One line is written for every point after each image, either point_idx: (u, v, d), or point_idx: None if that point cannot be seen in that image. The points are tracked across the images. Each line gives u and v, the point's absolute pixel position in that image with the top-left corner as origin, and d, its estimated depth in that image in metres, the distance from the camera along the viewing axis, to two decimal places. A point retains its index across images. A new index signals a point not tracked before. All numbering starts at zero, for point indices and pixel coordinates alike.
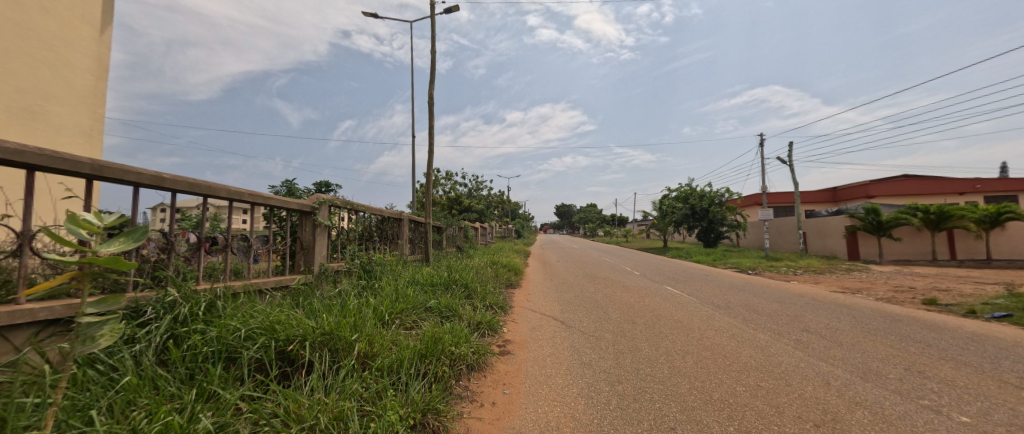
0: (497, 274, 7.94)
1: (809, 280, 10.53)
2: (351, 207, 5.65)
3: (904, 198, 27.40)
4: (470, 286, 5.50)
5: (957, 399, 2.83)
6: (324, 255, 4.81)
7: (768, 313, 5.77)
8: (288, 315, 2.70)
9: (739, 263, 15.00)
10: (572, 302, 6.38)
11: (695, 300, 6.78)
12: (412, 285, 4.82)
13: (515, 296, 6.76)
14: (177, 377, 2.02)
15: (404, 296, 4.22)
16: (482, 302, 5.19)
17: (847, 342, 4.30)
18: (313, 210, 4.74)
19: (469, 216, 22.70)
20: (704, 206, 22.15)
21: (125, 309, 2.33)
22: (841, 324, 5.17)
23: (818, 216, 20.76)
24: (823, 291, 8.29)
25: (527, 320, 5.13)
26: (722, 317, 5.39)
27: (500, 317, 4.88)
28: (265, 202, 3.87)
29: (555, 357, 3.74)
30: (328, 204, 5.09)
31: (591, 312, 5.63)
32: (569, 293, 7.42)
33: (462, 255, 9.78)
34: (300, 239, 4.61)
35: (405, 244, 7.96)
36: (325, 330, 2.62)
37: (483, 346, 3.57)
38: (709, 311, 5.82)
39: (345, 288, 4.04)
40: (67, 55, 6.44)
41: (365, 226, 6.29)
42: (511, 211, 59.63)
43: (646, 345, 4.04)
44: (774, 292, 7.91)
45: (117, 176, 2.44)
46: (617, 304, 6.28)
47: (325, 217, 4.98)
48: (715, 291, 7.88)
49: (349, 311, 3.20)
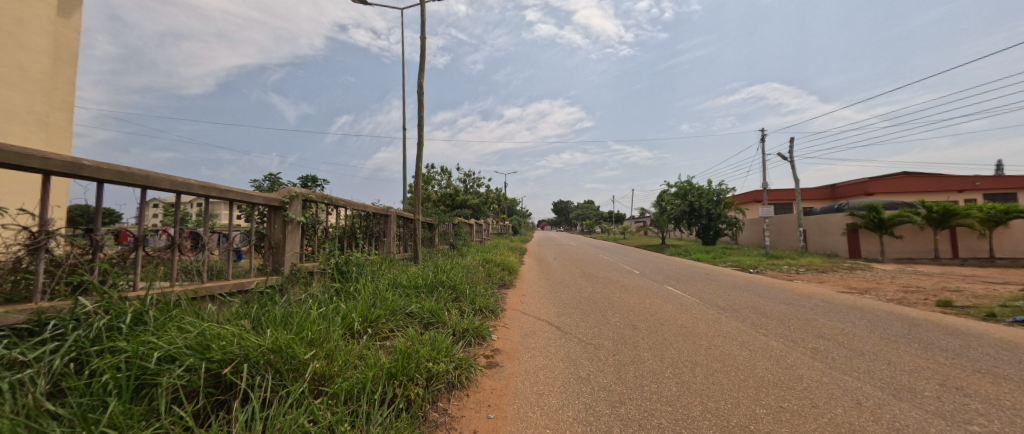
0: (489, 273, 7.52)
1: (813, 279, 10.18)
2: (330, 202, 5.17)
3: (904, 195, 27.18)
4: (458, 288, 5.08)
5: (1011, 425, 2.44)
6: (297, 254, 4.39)
7: (777, 316, 5.41)
8: (231, 329, 2.28)
9: (739, 261, 14.67)
10: (568, 305, 6.00)
11: (699, 301, 6.41)
12: (392, 287, 4.40)
13: (508, 298, 6.36)
14: (66, 415, 1.61)
15: (382, 301, 3.80)
16: (471, 306, 4.78)
17: (868, 351, 3.92)
18: (283, 204, 4.26)
19: (465, 212, 22.27)
20: (703, 203, 21.81)
21: (22, 324, 1.93)
22: (857, 329, 4.81)
23: (818, 213, 20.46)
24: (830, 291, 7.95)
25: (519, 326, 4.74)
26: (730, 322, 5.01)
27: (489, 323, 4.49)
28: (223, 196, 3.44)
29: (547, 370, 3.34)
30: (302, 198, 4.60)
31: (589, 316, 5.25)
32: (565, 293, 7.05)
33: (455, 254, 9.34)
34: (269, 236, 4.17)
35: (392, 242, 7.52)
36: (274, 347, 2.21)
37: (467, 359, 3.16)
38: (715, 314, 5.44)
39: (315, 292, 3.63)
40: (18, 35, 5.98)
41: (347, 223, 5.84)
42: (508, 208, 59.16)
43: (649, 355, 3.66)
44: (780, 292, 7.54)
45: (13, 162, 2.02)
46: (616, 306, 5.91)
47: (299, 212, 4.51)
48: (718, 291, 7.51)
49: (312, 321, 2.80)
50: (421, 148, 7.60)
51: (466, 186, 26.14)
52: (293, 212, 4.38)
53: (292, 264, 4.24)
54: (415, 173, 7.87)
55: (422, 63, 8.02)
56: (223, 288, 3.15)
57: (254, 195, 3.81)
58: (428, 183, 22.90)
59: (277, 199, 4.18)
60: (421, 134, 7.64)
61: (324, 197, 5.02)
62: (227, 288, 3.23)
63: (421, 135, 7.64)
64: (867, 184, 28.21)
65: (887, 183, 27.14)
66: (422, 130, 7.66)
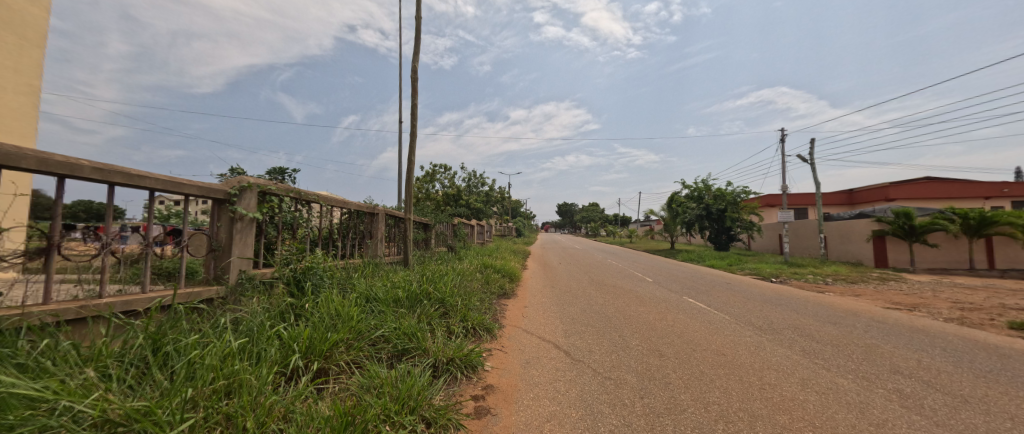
0: (487, 281, 6.66)
1: (847, 292, 9.18)
2: (297, 195, 4.34)
3: (927, 201, 25.92)
4: (447, 302, 4.24)
5: None
6: (249, 258, 3.59)
7: (829, 341, 4.51)
8: (61, 386, 1.45)
9: (758, 269, 13.67)
10: (577, 320, 5.16)
11: (728, 318, 5.54)
12: (364, 301, 3.59)
13: (508, 311, 5.54)
14: None
15: (346, 319, 3.02)
16: (461, 324, 3.96)
17: (972, 397, 3.02)
18: (230, 197, 3.41)
19: (467, 213, 21.53)
20: (717, 206, 20.84)
21: None
22: (937, 361, 3.89)
23: (839, 219, 19.39)
24: (873, 307, 7.02)
25: (519, 349, 3.90)
26: (777, 349, 4.12)
27: (481, 347, 3.65)
28: (133, 184, 2.60)
29: (556, 421, 2.47)
30: (260, 189, 3.77)
31: (604, 336, 4.40)
32: (574, 305, 6.20)
33: (451, 258, 8.48)
34: (213, 237, 3.37)
35: (380, 244, 6.70)
36: (124, 422, 1.38)
37: (445, 409, 2.31)
38: (753, 336, 4.57)
39: (258, 309, 2.86)
40: None
41: (322, 222, 5.03)
42: (512, 208, 58.17)
43: (689, 400, 2.80)
44: (819, 308, 6.60)
45: None
46: (633, 323, 5.05)
47: (254, 208, 3.69)
48: (747, 305, 6.63)
49: (227, 362, 1.99)
50: (413, 138, 6.79)
51: (468, 186, 25.26)
52: (245, 206, 3.55)
53: (240, 271, 3.45)
54: (407, 166, 7.05)
55: (416, 44, 7.24)
56: (128, 305, 2.38)
57: (186, 183, 2.97)
58: (428, 182, 22.11)
59: (222, 190, 3.34)
60: (414, 124, 6.84)
61: (287, 189, 4.18)
62: (141, 304, 2.48)
63: (414, 125, 6.84)
64: (888, 189, 26.96)
65: (910, 188, 25.88)
66: (415, 120, 6.88)
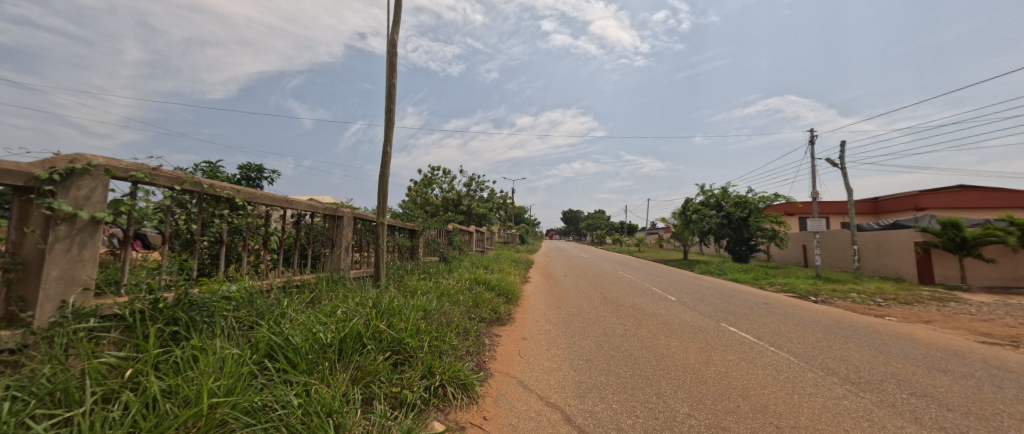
0: (475, 302, 5.29)
1: (912, 317, 7.62)
2: (193, 188, 2.97)
3: (964, 211, 23.93)
4: (405, 346, 2.90)
5: None
6: (86, 279, 2.28)
7: (970, 411, 3.06)
8: None
9: (790, 284, 12.18)
10: (593, 363, 3.79)
11: (798, 361, 4.10)
12: (259, 351, 2.24)
13: (500, 348, 4.17)
14: None
15: (193, 403, 1.68)
16: (420, 385, 2.58)
17: None
18: (37, 185, 2.07)
19: (466, 219, 20.26)
20: (738, 214, 19.33)
21: None
22: None
23: (872, 229, 17.77)
24: (965, 341, 5.56)
25: (507, 426, 2.53)
26: (905, 429, 2.68)
27: (444, 431, 2.27)
28: None
29: None
30: (108, 176, 2.41)
31: (634, 397, 3.03)
32: (586, 337, 4.81)
33: (438, 271, 7.12)
34: (9, 251, 2.04)
35: (345, 255, 5.39)
36: None
37: None
38: (856, 401, 3.12)
39: (14, 401, 1.58)
40: None
41: (252, 226, 3.71)
42: (516, 214, 56.69)
43: None
44: (900, 343, 5.14)
45: None
46: (672, 370, 3.67)
47: (102, 202, 2.37)
48: (808, 338, 5.20)
49: None
50: (389, 124, 5.51)
51: (469, 191, 23.93)
52: (74, 200, 2.23)
53: (62, 303, 2.15)
54: (382, 160, 5.75)
55: (396, 13, 6.01)
56: None
57: None
58: (427, 186, 20.99)
59: (21, 175, 2.01)
60: (392, 108, 5.60)
61: (171, 178, 2.81)
62: None
63: (391, 109, 5.58)
64: (919, 198, 25.10)
65: (942, 197, 24.05)
66: (393, 103, 5.63)
